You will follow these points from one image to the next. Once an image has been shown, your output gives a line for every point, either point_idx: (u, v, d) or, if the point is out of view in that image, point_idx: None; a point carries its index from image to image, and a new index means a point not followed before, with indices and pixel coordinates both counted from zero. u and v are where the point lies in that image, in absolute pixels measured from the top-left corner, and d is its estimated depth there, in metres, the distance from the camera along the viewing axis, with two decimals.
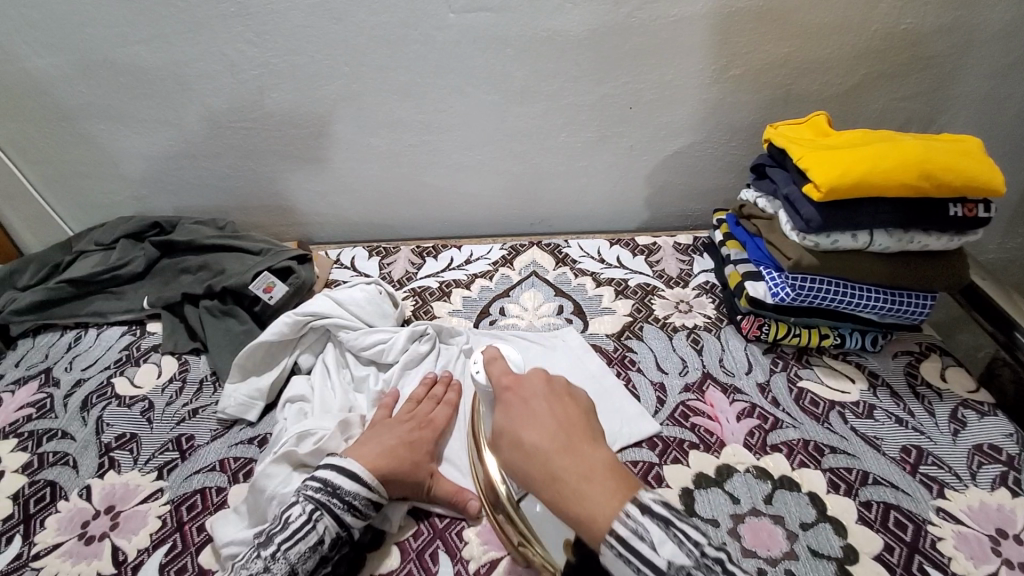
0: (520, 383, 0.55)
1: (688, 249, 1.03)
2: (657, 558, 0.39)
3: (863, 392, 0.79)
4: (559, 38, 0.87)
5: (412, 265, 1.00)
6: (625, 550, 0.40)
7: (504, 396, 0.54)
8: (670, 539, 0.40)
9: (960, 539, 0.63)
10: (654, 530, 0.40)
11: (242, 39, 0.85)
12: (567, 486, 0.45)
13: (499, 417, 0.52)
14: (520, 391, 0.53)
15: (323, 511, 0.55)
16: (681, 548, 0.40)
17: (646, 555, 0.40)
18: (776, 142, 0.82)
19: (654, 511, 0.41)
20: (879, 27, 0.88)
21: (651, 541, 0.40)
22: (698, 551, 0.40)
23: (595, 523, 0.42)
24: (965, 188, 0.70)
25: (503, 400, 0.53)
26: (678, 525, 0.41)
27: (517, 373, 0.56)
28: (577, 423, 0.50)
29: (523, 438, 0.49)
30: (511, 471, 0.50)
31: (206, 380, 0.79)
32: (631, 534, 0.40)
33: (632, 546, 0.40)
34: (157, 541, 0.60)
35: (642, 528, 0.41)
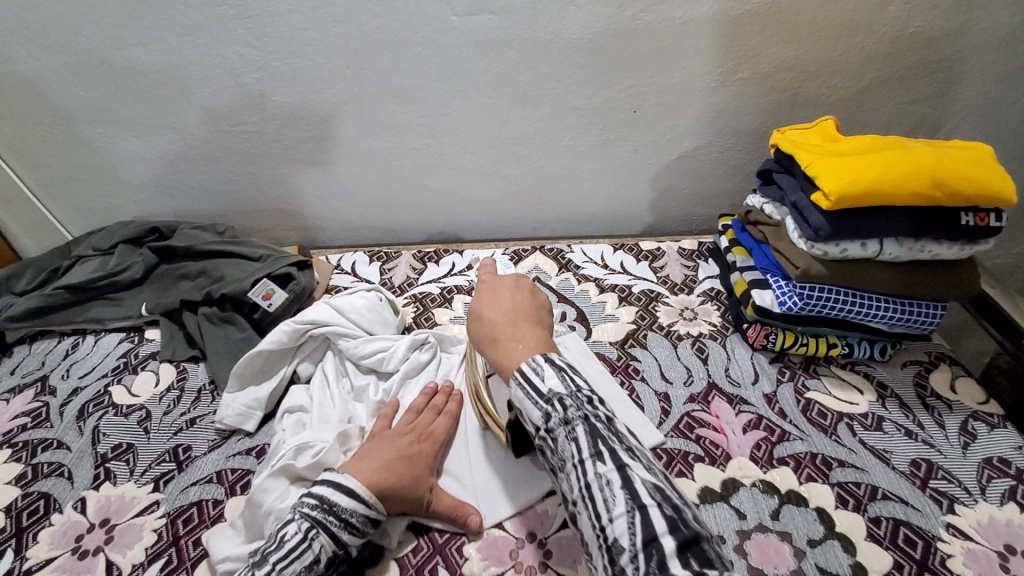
0: (499, 277, 0.68)
1: (693, 255, 1.02)
2: (542, 386, 0.50)
3: (872, 404, 0.78)
4: (563, 41, 0.85)
5: (413, 271, 0.99)
6: (521, 378, 0.52)
7: (481, 282, 0.67)
8: (557, 376, 0.51)
9: (970, 557, 0.61)
10: (547, 368, 0.51)
11: (242, 42, 0.84)
12: (500, 342, 0.58)
13: (473, 298, 0.66)
14: (493, 282, 0.67)
15: (319, 529, 0.54)
16: (562, 382, 0.50)
17: (535, 382, 0.51)
18: (784, 148, 0.81)
19: (555, 360, 0.52)
20: (888, 30, 0.86)
21: (541, 374, 0.51)
22: (575, 386, 0.50)
23: (510, 365, 0.55)
24: (977, 197, 0.68)
25: (479, 286, 0.67)
26: (568, 371, 0.51)
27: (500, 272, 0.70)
28: (528, 309, 0.62)
29: (482, 310, 0.63)
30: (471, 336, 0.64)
31: (204, 389, 0.78)
32: (530, 370, 0.52)
33: (528, 377, 0.51)
34: (152, 556, 0.59)
35: (540, 366, 0.52)
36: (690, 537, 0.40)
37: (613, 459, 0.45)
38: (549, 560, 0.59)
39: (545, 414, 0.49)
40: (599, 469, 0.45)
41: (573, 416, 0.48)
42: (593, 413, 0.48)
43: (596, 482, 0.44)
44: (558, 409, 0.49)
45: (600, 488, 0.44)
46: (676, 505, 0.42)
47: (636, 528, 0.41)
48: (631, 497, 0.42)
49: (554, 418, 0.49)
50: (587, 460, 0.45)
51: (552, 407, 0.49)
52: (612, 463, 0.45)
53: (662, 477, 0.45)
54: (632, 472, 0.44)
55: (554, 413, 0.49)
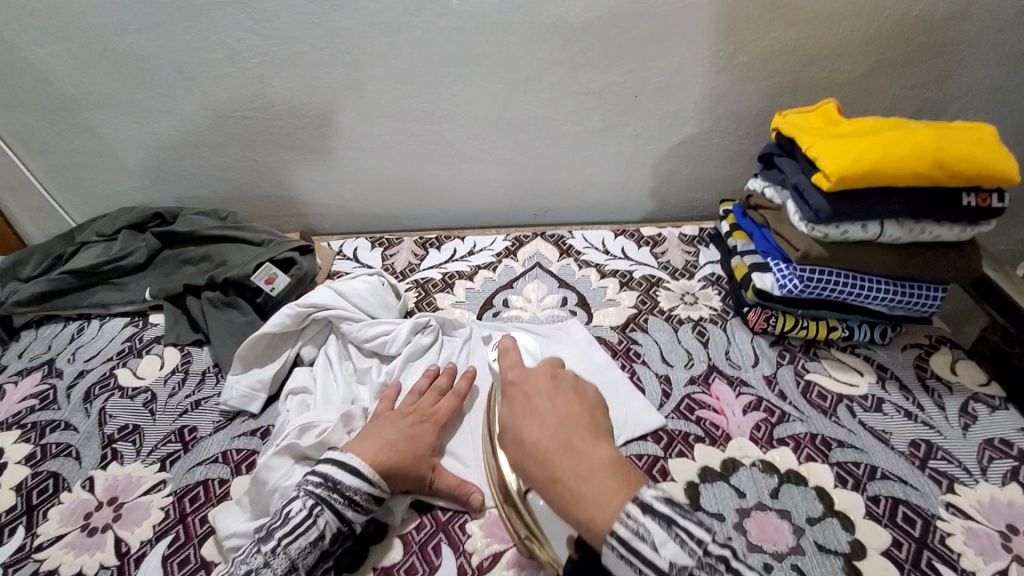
0: (526, 377, 0.54)
1: (693, 240, 1.02)
2: (659, 559, 0.39)
3: (872, 386, 0.78)
4: (564, 25, 0.85)
5: (415, 257, 0.99)
6: (623, 548, 0.40)
7: (509, 390, 0.54)
8: (671, 538, 0.40)
9: (969, 535, 0.62)
10: (655, 530, 0.40)
11: (242, 27, 0.84)
12: (566, 487, 0.44)
13: (502, 411, 0.52)
14: (524, 387, 0.53)
15: (324, 506, 0.55)
16: (683, 548, 0.40)
17: (647, 557, 0.40)
18: (784, 130, 0.81)
19: (655, 510, 0.41)
20: (891, 13, 0.86)
21: (652, 542, 0.40)
22: (700, 551, 0.40)
23: (596, 522, 0.42)
24: (979, 177, 0.68)
25: (507, 396, 0.53)
26: (679, 524, 0.41)
27: (523, 366, 0.56)
28: (579, 418, 0.50)
29: (524, 434, 0.49)
30: (513, 467, 0.50)
31: (208, 371, 0.79)
32: (631, 535, 0.40)
33: (632, 546, 0.40)
34: (160, 532, 0.60)
35: (642, 527, 0.40)
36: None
37: None
38: None
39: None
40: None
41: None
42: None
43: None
44: None
45: None
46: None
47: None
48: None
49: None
50: None
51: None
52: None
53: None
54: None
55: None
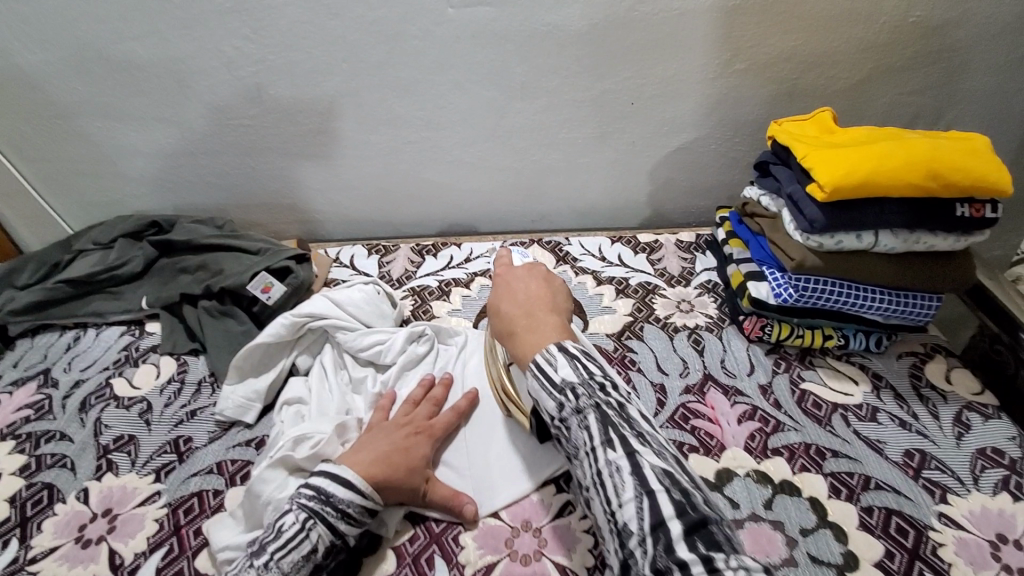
0: (512, 271, 0.68)
1: (690, 247, 1.02)
2: (554, 375, 0.51)
3: (867, 395, 0.78)
4: (559, 33, 0.85)
5: (412, 264, 0.99)
6: (535, 368, 0.53)
7: (498, 277, 0.68)
8: (569, 364, 0.51)
9: (962, 546, 0.62)
10: (559, 358, 0.52)
11: (237, 35, 0.84)
12: (516, 334, 0.59)
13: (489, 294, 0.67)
14: (508, 275, 0.68)
15: (316, 519, 0.54)
16: (575, 371, 0.50)
17: (547, 372, 0.52)
18: (780, 139, 0.80)
19: (567, 348, 0.53)
20: (887, 20, 0.86)
21: (553, 364, 0.52)
22: (587, 374, 0.50)
23: (525, 355, 0.56)
24: (973, 188, 0.68)
25: (494, 282, 0.68)
26: (581, 359, 0.52)
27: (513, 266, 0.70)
28: (544, 299, 0.63)
29: (499, 304, 0.64)
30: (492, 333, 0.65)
31: (204, 381, 0.79)
32: (543, 360, 0.53)
33: (541, 368, 0.52)
34: (154, 544, 0.60)
35: (552, 355, 0.53)
36: (696, 521, 0.40)
37: (624, 446, 0.45)
38: (544, 549, 0.60)
39: (559, 404, 0.50)
40: (610, 456, 0.45)
41: (585, 405, 0.48)
42: (604, 400, 0.48)
43: (607, 468, 0.45)
44: (569, 397, 0.49)
45: (611, 475, 0.45)
46: (685, 489, 0.42)
47: (644, 514, 0.41)
48: (640, 483, 0.43)
49: (568, 407, 0.49)
50: (598, 447, 0.46)
51: (566, 397, 0.50)
52: (622, 449, 0.45)
53: (671, 462, 0.45)
54: (642, 458, 0.44)
55: (566, 403, 0.49)
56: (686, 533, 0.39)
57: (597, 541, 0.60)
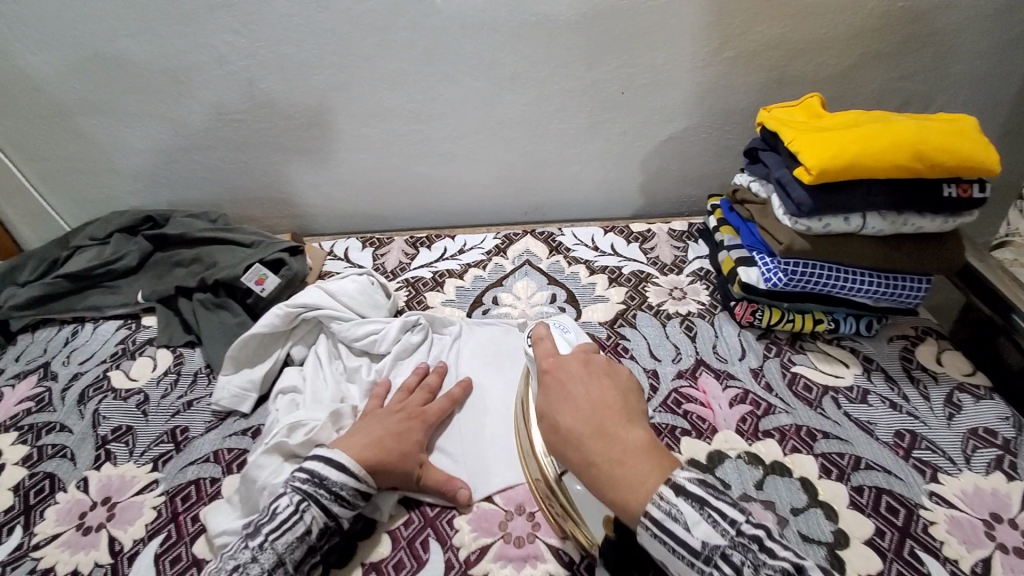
0: (562, 367, 0.54)
1: (682, 235, 1.03)
2: (693, 541, 0.41)
3: (858, 377, 0.79)
4: (549, 23, 0.85)
5: (406, 256, 1.00)
6: (657, 529, 0.42)
7: (544, 376, 0.54)
8: (704, 520, 0.42)
9: (953, 524, 0.62)
10: (688, 513, 0.42)
11: (229, 30, 0.85)
12: (601, 470, 0.47)
13: (539, 399, 0.53)
14: (558, 373, 0.54)
15: (310, 501, 0.55)
16: (717, 531, 0.41)
17: (681, 539, 0.42)
18: (768, 125, 0.81)
19: (688, 492, 0.43)
20: (875, 5, 0.86)
21: (687, 525, 0.41)
22: (733, 532, 0.41)
23: (629, 503, 0.44)
24: (960, 168, 0.69)
25: (542, 383, 0.54)
26: (713, 505, 0.42)
27: (559, 358, 0.56)
28: (615, 407, 0.50)
29: (560, 420, 0.50)
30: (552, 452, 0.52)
31: (200, 372, 0.80)
32: (664, 516, 0.42)
33: (666, 527, 0.42)
34: (153, 530, 0.61)
35: (676, 509, 0.42)
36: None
37: None
38: (538, 531, 0.60)
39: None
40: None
41: None
42: (779, 572, 0.40)
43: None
44: (729, 574, 0.40)
45: None
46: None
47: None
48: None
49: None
50: None
51: (722, 573, 0.40)
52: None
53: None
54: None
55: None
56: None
57: None
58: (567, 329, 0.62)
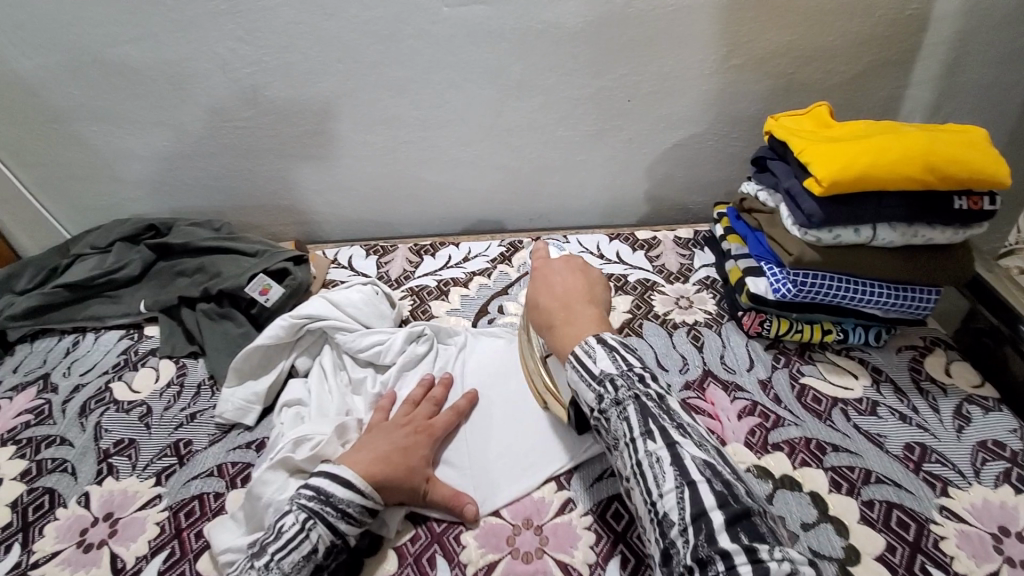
0: (549, 261, 0.70)
1: (688, 243, 1.02)
2: (594, 367, 0.54)
3: (867, 389, 0.78)
4: (555, 30, 0.85)
5: (410, 264, 0.99)
6: (575, 360, 0.55)
7: (534, 269, 0.70)
8: (608, 357, 0.54)
9: (963, 539, 0.62)
10: (598, 350, 0.55)
11: (233, 37, 0.84)
12: (555, 326, 0.61)
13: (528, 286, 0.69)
14: (545, 266, 0.69)
15: (316, 520, 0.55)
16: (614, 363, 0.53)
17: (587, 364, 0.54)
18: (777, 134, 0.80)
19: (606, 341, 0.56)
20: (884, 13, 0.86)
21: (593, 356, 0.54)
22: (626, 366, 0.53)
23: (566, 347, 0.59)
24: (971, 180, 0.68)
25: (532, 274, 0.69)
26: (619, 350, 0.55)
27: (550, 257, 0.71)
28: (581, 290, 0.65)
29: (538, 296, 0.66)
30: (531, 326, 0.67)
31: (204, 384, 0.79)
32: (582, 352, 0.55)
33: (580, 358, 0.55)
34: (155, 548, 0.60)
35: (592, 347, 0.55)
36: (739, 512, 0.43)
37: (664, 438, 0.48)
38: (546, 547, 0.60)
39: (598, 396, 0.53)
40: (650, 447, 0.48)
41: (624, 396, 0.51)
42: (644, 393, 0.51)
43: (647, 459, 0.48)
44: (609, 389, 0.52)
45: (651, 465, 0.47)
46: (727, 481, 0.45)
47: (686, 504, 0.44)
48: (681, 473, 0.46)
49: (607, 398, 0.52)
50: (638, 437, 0.49)
51: (605, 389, 0.52)
52: (662, 440, 0.48)
53: (713, 454, 0.48)
54: (683, 450, 0.47)
55: (605, 394, 0.52)
56: (727, 523, 0.42)
57: (598, 537, 0.60)
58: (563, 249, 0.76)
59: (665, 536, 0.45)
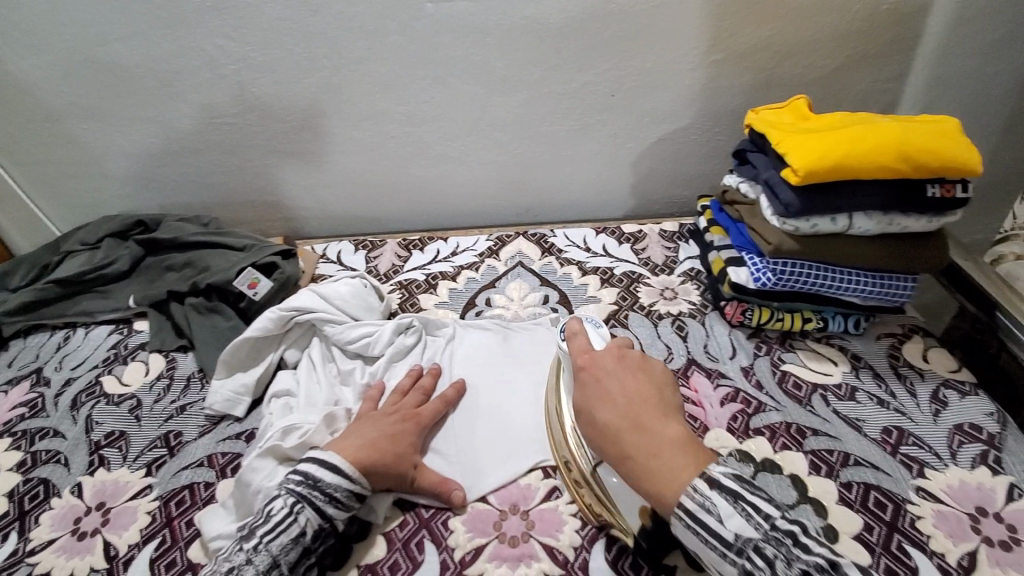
0: (599, 363, 0.59)
1: (674, 236, 1.04)
2: (726, 532, 0.46)
3: (846, 375, 0.80)
4: (539, 26, 0.86)
5: (399, 259, 1.00)
6: (692, 520, 0.47)
7: (580, 371, 0.59)
8: (738, 513, 0.46)
9: (940, 519, 0.64)
10: (722, 506, 0.46)
11: (220, 34, 0.85)
12: (635, 460, 0.51)
13: (577, 394, 0.58)
14: (593, 368, 0.58)
15: (304, 503, 0.56)
16: (749, 524, 0.46)
17: (716, 530, 0.46)
18: (756, 127, 0.82)
19: (723, 485, 0.47)
20: (861, 8, 0.88)
21: (722, 518, 0.46)
22: (767, 527, 0.46)
23: (662, 494, 0.49)
24: (943, 169, 0.70)
25: (579, 378, 0.59)
26: (747, 502, 0.47)
27: (596, 353, 0.60)
28: (649, 400, 0.55)
29: (597, 412, 0.55)
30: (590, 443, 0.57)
31: (193, 377, 0.80)
32: (698, 507, 0.47)
33: (700, 518, 0.46)
34: (147, 535, 0.61)
35: (709, 500, 0.47)
36: None
37: None
38: (532, 530, 0.61)
39: (744, 571, 0.45)
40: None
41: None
42: (809, 565, 0.44)
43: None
44: (761, 565, 0.44)
45: None
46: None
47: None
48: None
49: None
50: None
51: (755, 563, 0.45)
52: None
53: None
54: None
55: (758, 572, 0.44)
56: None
57: (583, 521, 0.62)
58: (600, 326, 0.65)
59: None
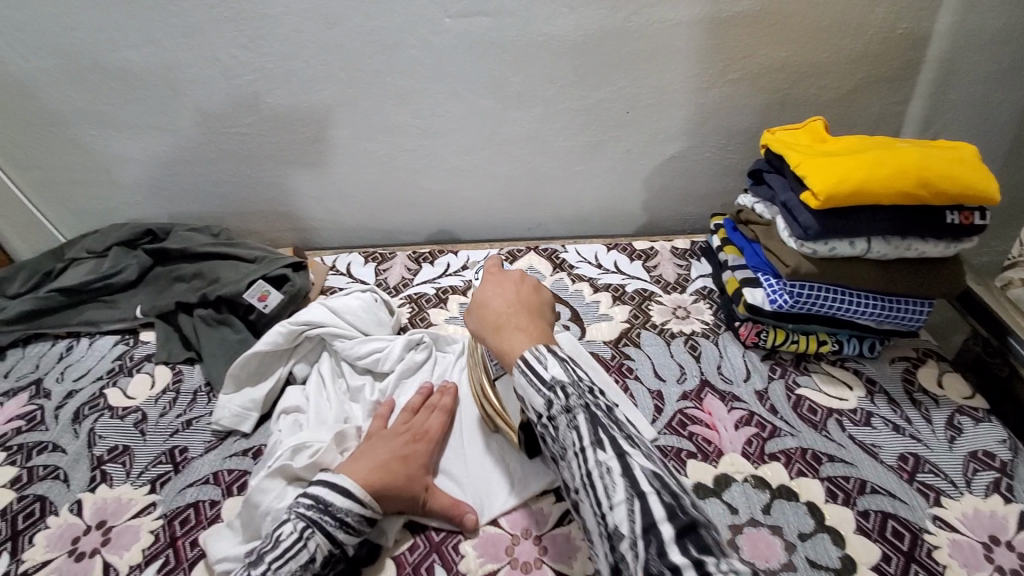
0: (504, 272, 0.70)
1: (685, 254, 1.03)
2: (545, 373, 0.51)
3: (861, 400, 0.79)
4: (554, 43, 0.86)
5: (408, 272, 1.00)
6: (524, 366, 0.53)
7: (488, 275, 0.70)
8: (559, 364, 0.52)
9: (954, 548, 0.62)
10: (550, 358, 0.53)
11: (236, 44, 0.84)
12: (504, 332, 0.60)
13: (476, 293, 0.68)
14: (498, 275, 0.69)
15: (314, 529, 0.54)
16: (566, 372, 0.51)
17: (537, 371, 0.52)
18: (773, 148, 0.82)
19: (557, 351, 0.54)
20: (876, 31, 0.88)
21: (545, 363, 0.52)
22: (578, 376, 0.51)
23: (513, 353, 0.57)
24: (961, 196, 0.70)
25: (484, 278, 0.69)
26: (571, 362, 0.53)
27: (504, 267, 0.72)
28: (531, 302, 0.65)
29: (488, 301, 0.65)
30: (472, 328, 0.65)
31: (200, 390, 0.79)
32: (532, 359, 0.53)
33: (530, 365, 0.53)
34: (149, 556, 0.59)
35: (543, 355, 0.53)
36: (688, 524, 0.40)
37: (614, 448, 0.46)
38: (545, 556, 0.60)
39: (547, 401, 0.50)
40: (600, 457, 0.46)
41: (574, 404, 0.49)
42: (594, 402, 0.49)
43: (597, 469, 0.45)
44: (559, 395, 0.50)
45: (600, 476, 0.45)
46: (674, 492, 0.43)
47: (635, 517, 0.42)
48: (632, 486, 0.43)
49: (557, 405, 0.49)
50: (587, 447, 0.47)
51: (554, 395, 0.50)
52: (612, 451, 0.45)
53: (660, 465, 0.46)
54: (632, 461, 0.45)
55: (556, 400, 0.50)
56: (677, 535, 0.40)
57: None
58: None
59: (615, 550, 0.42)
